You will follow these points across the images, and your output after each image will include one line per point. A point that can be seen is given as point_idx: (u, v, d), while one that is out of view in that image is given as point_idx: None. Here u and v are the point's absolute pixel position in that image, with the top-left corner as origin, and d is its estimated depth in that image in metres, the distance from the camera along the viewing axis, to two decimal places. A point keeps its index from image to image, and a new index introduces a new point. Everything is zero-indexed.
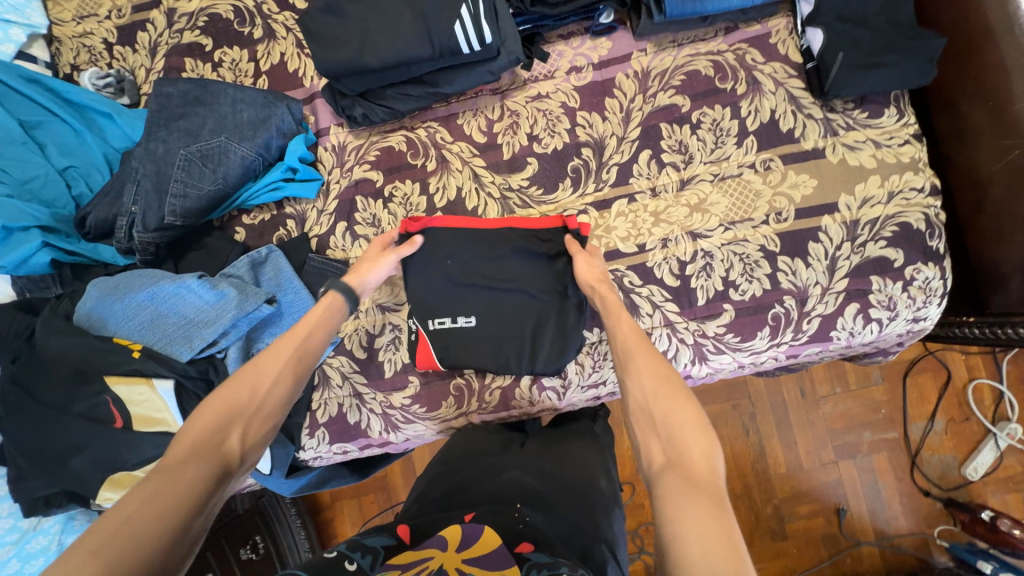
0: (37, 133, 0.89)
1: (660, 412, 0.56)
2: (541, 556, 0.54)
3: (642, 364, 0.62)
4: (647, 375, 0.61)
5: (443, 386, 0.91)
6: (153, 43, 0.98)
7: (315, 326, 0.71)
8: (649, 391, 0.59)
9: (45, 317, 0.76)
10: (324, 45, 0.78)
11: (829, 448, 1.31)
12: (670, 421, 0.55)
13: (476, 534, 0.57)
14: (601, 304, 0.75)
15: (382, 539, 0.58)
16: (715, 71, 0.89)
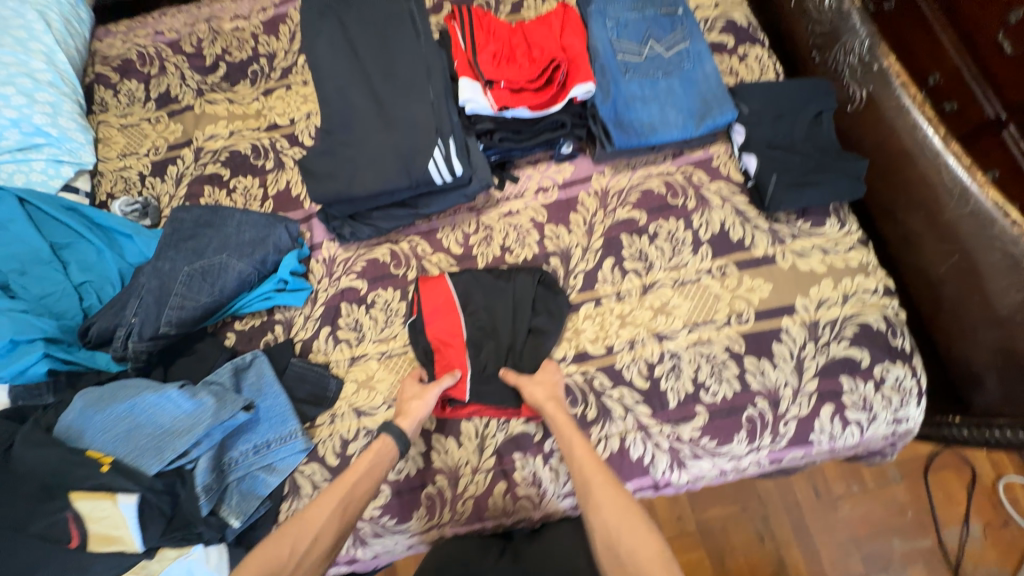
0: (63, 253, 1.00)
1: (628, 551, 0.68)
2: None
3: (602, 500, 0.73)
4: (614, 513, 0.71)
5: (414, 496, 0.88)
6: (179, 174, 1.14)
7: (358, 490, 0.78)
8: (615, 530, 0.70)
9: (28, 429, 0.77)
10: (318, 179, 0.89)
11: (854, 560, 1.19)
12: (638, 558, 0.67)
13: None
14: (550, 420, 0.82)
15: None
16: (666, 189, 1.00)
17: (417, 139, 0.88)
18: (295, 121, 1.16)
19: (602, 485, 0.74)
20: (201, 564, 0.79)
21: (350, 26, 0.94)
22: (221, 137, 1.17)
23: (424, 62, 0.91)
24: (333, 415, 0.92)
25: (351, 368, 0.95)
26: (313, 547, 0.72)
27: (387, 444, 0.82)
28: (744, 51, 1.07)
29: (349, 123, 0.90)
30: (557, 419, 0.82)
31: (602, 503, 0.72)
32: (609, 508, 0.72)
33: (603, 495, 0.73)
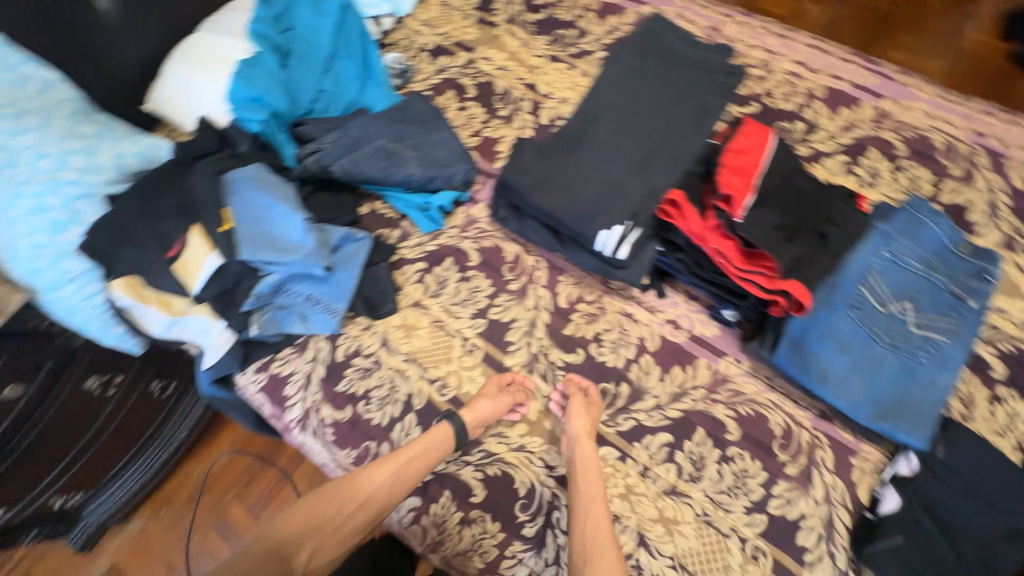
0: (333, 62, 1.18)
1: None
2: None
3: (592, 513, 0.77)
4: (612, 570, 0.72)
5: (357, 436, 0.94)
6: (443, 67, 1.27)
7: (425, 456, 0.84)
8: (595, 537, 0.75)
9: (215, 162, 0.97)
10: (517, 165, 0.91)
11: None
12: None
13: None
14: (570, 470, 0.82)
15: None
16: (781, 433, 0.85)
17: (615, 205, 0.84)
18: (551, 96, 1.20)
19: (594, 479, 0.80)
20: (213, 334, 0.96)
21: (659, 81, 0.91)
22: (492, 65, 1.26)
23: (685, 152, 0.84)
24: (370, 326, 1.01)
25: (410, 307, 1.02)
26: (354, 511, 0.80)
27: (437, 441, 0.85)
28: (1003, 395, 0.83)
29: (574, 142, 0.91)
30: (586, 459, 0.82)
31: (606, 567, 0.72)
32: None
33: (605, 549, 0.74)
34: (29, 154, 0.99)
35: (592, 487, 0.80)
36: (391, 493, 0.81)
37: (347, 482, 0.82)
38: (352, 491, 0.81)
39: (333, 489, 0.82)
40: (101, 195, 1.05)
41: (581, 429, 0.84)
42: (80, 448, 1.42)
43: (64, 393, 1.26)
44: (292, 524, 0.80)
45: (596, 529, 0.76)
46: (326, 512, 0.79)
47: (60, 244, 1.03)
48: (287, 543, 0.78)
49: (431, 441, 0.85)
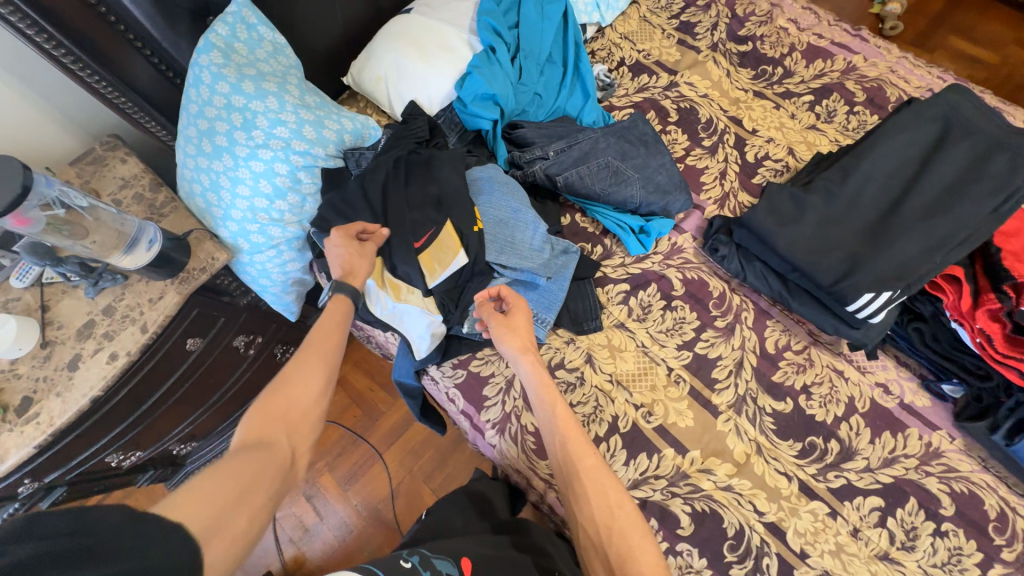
0: (547, 67, 1.18)
1: (594, 491, 0.70)
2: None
3: (568, 429, 0.75)
4: (597, 500, 0.70)
5: None
6: (645, 86, 1.26)
7: (323, 334, 0.73)
8: (567, 443, 0.74)
9: (458, 156, 0.98)
10: (767, 209, 0.91)
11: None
12: (596, 502, 0.70)
13: None
14: (533, 377, 0.80)
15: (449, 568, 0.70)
16: (998, 517, 0.86)
17: (880, 267, 0.83)
18: (757, 133, 1.19)
19: (552, 393, 0.78)
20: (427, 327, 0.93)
21: (938, 155, 0.89)
22: (695, 91, 1.25)
23: (975, 232, 0.81)
24: (573, 340, 1.01)
25: (614, 328, 1.02)
26: (310, 393, 0.67)
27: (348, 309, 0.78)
28: None
29: (833, 196, 0.90)
30: (539, 375, 0.80)
31: (589, 505, 0.70)
32: (592, 480, 0.71)
33: (584, 479, 0.71)
34: (265, 120, 0.99)
35: (559, 404, 0.77)
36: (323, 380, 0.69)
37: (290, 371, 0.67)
38: (297, 370, 0.68)
39: (256, 413, 0.63)
40: (320, 168, 1.05)
41: (529, 348, 0.82)
42: (209, 403, 1.35)
43: (222, 347, 1.24)
44: (268, 413, 0.63)
45: (574, 459, 0.73)
46: (281, 416, 0.64)
47: (274, 210, 1.03)
48: (258, 439, 0.60)
49: (327, 321, 0.74)
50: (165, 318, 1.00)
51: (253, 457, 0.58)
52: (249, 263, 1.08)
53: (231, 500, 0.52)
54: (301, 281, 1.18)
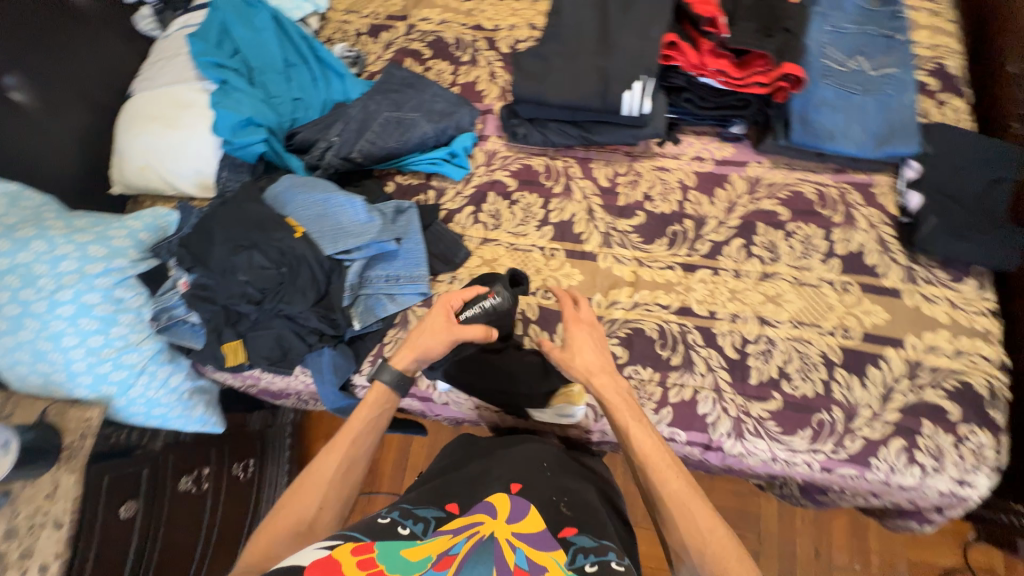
0: (291, 71, 1.19)
1: (665, 483, 0.71)
2: (584, 541, 0.71)
3: (631, 421, 0.78)
4: (673, 493, 0.70)
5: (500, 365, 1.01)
6: (390, 42, 1.31)
7: (352, 433, 0.78)
8: (633, 435, 0.76)
9: (247, 185, 0.96)
10: (524, 75, 1.00)
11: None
12: (673, 499, 0.70)
13: (523, 511, 0.74)
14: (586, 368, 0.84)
15: (435, 512, 0.75)
16: (817, 197, 1.04)
17: (624, 68, 0.96)
18: (499, 28, 1.29)
19: (612, 385, 0.82)
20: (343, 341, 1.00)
21: None
22: (432, 22, 1.32)
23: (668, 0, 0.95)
24: (454, 277, 1.06)
25: (480, 246, 1.09)
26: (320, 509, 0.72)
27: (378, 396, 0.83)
28: (945, 98, 1.07)
29: (564, 38, 1.01)
30: (594, 369, 0.84)
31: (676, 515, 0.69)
32: (664, 476, 0.72)
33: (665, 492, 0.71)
34: (43, 264, 0.94)
35: (626, 415, 0.79)
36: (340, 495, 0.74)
37: (313, 480, 0.74)
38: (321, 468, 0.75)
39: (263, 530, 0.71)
40: (135, 276, 1.01)
41: (579, 347, 0.86)
42: (198, 558, 1.28)
43: (168, 499, 1.17)
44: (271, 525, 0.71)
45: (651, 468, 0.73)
46: (284, 529, 0.70)
47: (112, 338, 0.98)
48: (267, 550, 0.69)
49: (363, 418, 0.80)
50: (75, 504, 0.93)
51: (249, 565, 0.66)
52: (129, 402, 1.02)
53: None
54: (198, 389, 1.13)
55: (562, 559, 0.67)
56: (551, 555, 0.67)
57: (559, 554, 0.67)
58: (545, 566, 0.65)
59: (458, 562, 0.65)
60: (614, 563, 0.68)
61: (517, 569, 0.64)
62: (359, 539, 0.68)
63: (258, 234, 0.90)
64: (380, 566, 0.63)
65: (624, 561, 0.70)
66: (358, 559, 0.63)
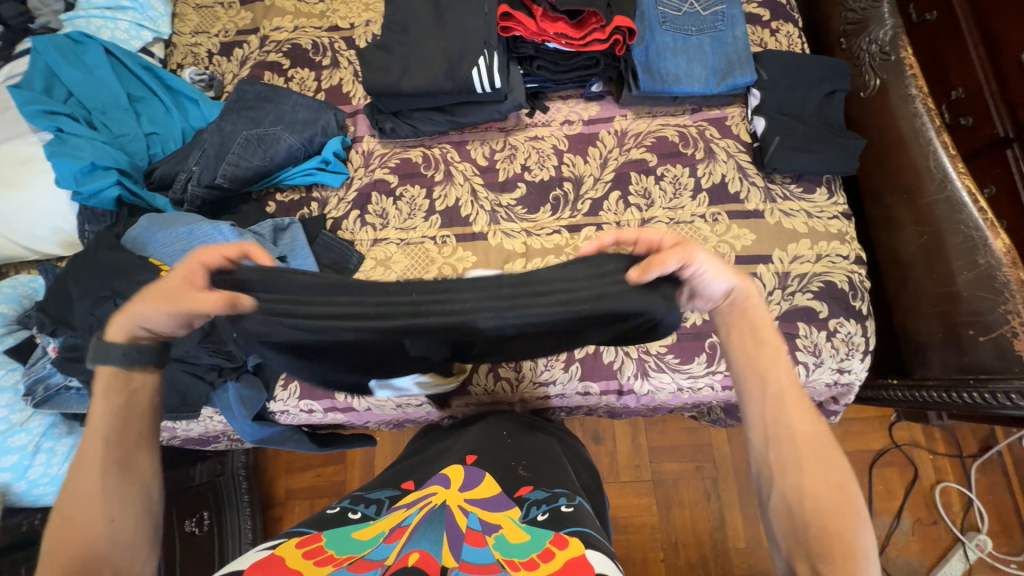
0: (137, 105, 1.12)
1: (776, 419, 0.59)
2: (539, 495, 0.72)
3: (760, 351, 0.63)
4: (788, 436, 0.58)
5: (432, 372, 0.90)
6: (245, 57, 1.25)
7: (101, 424, 0.56)
8: (757, 364, 0.62)
9: (100, 234, 0.91)
10: (372, 70, 0.99)
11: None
12: (791, 436, 0.58)
13: (477, 479, 0.74)
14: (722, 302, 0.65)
15: (389, 492, 0.75)
16: (680, 139, 1.09)
17: (466, 47, 0.97)
18: (355, 25, 1.26)
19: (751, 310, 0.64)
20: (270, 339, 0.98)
21: None
22: (286, 30, 1.27)
23: None
24: None
25: (372, 247, 1.09)
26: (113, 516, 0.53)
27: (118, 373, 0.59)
28: (778, 26, 1.15)
29: (407, 26, 1.01)
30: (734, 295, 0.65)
31: (797, 475, 0.56)
32: (790, 415, 0.59)
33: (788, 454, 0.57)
34: None
35: (754, 347, 0.63)
36: (135, 496, 0.55)
37: (80, 503, 0.53)
38: (86, 482, 0.54)
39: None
40: (2, 353, 0.96)
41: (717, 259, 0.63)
42: None
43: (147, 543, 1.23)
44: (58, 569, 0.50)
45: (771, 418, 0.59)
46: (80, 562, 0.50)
47: None
48: None
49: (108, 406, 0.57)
50: None
51: None
52: (32, 484, 0.98)
53: None
54: None
55: (516, 513, 0.67)
56: (505, 513, 0.66)
57: (512, 512, 0.67)
58: (498, 524, 0.64)
59: (409, 531, 0.62)
60: (566, 507, 0.69)
61: (469, 531, 0.62)
62: (306, 532, 0.65)
63: (118, 282, 0.86)
64: (328, 550, 0.59)
65: (576, 503, 0.71)
66: (302, 551, 0.59)
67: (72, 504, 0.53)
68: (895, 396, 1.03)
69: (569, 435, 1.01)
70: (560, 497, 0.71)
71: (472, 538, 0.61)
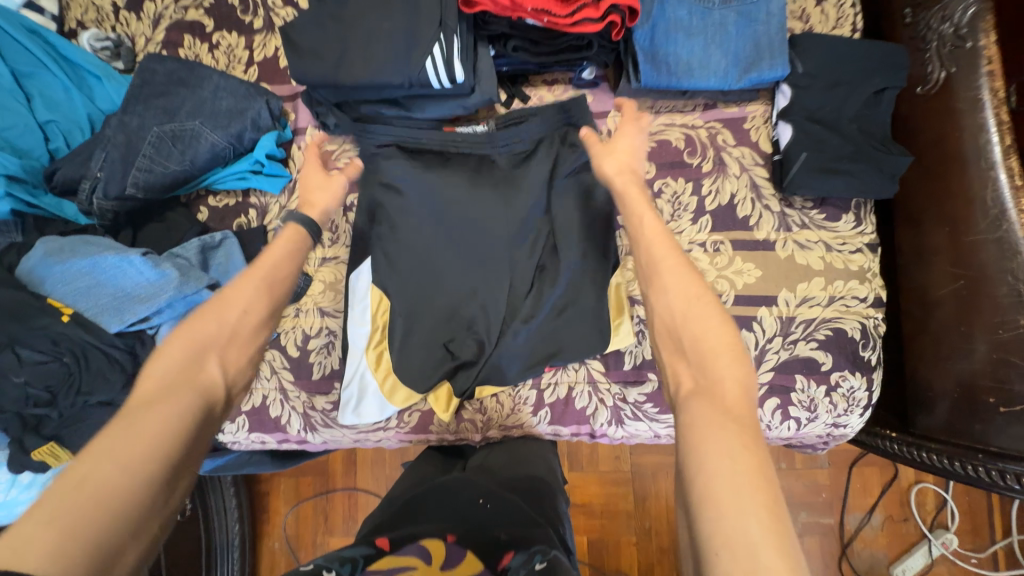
0: (26, 83, 0.92)
1: (659, 266, 0.61)
2: (520, 560, 0.60)
3: (642, 211, 0.66)
4: (669, 279, 0.59)
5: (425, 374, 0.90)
6: (158, 15, 1.01)
7: (274, 256, 0.69)
8: (640, 220, 0.66)
9: None
10: (301, 56, 0.79)
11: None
12: (665, 282, 0.59)
13: (458, 559, 0.61)
14: (621, 201, 0.70)
15: (363, 550, 0.61)
16: (685, 144, 0.90)
17: (416, 30, 0.77)
18: None
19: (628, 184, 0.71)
20: None
21: None
22: None
23: None
24: (298, 309, 0.94)
25: (320, 267, 0.95)
26: (242, 319, 0.61)
27: (299, 235, 0.74)
28: None
29: None
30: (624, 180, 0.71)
31: (667, 306, 0.58)
32: (665, 257, 0.61)
33: (668, 282, 0.59)
34: None
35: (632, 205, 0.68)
36: (267, 315, 0.64)
37: (224, 294, 0.62)
38: (233, 291, 0.62)
39: (166, 347, 0.56)
40: None
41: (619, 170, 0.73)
42: None
43: None
44: (185, 337, 0.57)
45: (653, 260, 0.62)
46: (202, 341, 0.58)
47: None
48: (185, 362, 0.56)
49: (280, 249, 0.70)
50: None
51: (176, 368, 0.54)
52: None
53: (158, 424, 0.49)
54: None
55: None
56: None
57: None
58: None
59: None
60: (542, 564, 0.59)
61: None
62: None
63: (15, 325, 0.74)
64: None
65: (553, 556, 0.61)
66: None
67: (208, 307, 0.60)
68: (891, 449, 0.94)
69: (554, 477, 0.86)
70: (538, 555, 0.61)
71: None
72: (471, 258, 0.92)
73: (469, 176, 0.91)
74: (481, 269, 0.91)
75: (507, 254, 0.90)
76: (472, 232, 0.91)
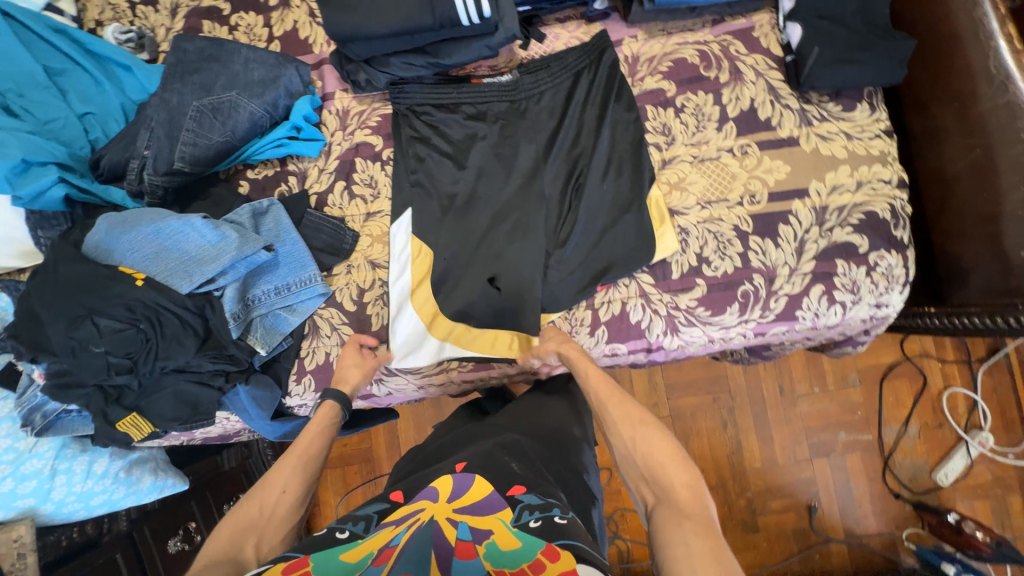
0: (59, 79, 0.94)
1: (616, 414, 0.77)
2: (532, 498, 0.64)
3: (593, 379, 0.82)
4: (622, 421, 0.75)
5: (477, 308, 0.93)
6: (175, 4, 1.04)
7: (310, 438, 0.79)
8: (589, 388, 0.82)
9: (56, 244, 0.81)
10: (334, 10, 0.84)
11: (803, 446, 1.56)
12: (620, 423, 0.75)
13: (467, 483, 0.67)
14: (569, 356, 0.87)
15: (377, 506, 0.67)
16: (700, 59, 0.95)
17: None
18: None
19: (580, 361, 0.85)
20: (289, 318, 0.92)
21: None
22: None
23: None
24: (350, 266, 0.97)
25: (366, 223, 0.98)
26: (280, 498, 0.70)
27: (332, 412, 0.84)
28: None
29: None
30: (573, 355, 0.86)
31: (626, 437, 0.74)
32: (615, 408, 0.77)
33: (619, 417, 0.76)
34: None
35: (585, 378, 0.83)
36: (301, 487, 0.73)
37: (259, 488, 0.71)
38: (269, 490, 0.71)
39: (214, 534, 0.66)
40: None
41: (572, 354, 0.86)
42: None
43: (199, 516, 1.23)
44: (229, 530, 0.66)
45: (606, 403, 0.79)
46: (246, 517, 0.67)
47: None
48: (229, 544, 0.64)
49: (314, 428, 0.81)
50: None
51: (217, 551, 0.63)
52: (59, 504, 0.96)
53: None
54: (135, 462, 1.03)
55: (507, 517, 0.61)
56: (496, 516, 0.61)
57: (504, 513, 0.62)
58: (490, 529, 0.60)
59: (397, 553, 0.56)
60: (559, 518, 0.61)
61: (458, 544, 0.58)
62: (293, 556, 0.58)
63: (91, 298, 0.77)
64: None
65: (571, 515, 0.63)
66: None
67: (252, 496, 0.70)
68: (933, 324, 1.01)
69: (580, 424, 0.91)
70: (555, 507, 0.63)
71: (461, 550, 0.57)
72: (507, 189, 0.95)
73: (496, 117, 0.96)
74: (518, 199, 0.95)
75: (539, 185, 0.94)
76: (502, 164, 0.96)
